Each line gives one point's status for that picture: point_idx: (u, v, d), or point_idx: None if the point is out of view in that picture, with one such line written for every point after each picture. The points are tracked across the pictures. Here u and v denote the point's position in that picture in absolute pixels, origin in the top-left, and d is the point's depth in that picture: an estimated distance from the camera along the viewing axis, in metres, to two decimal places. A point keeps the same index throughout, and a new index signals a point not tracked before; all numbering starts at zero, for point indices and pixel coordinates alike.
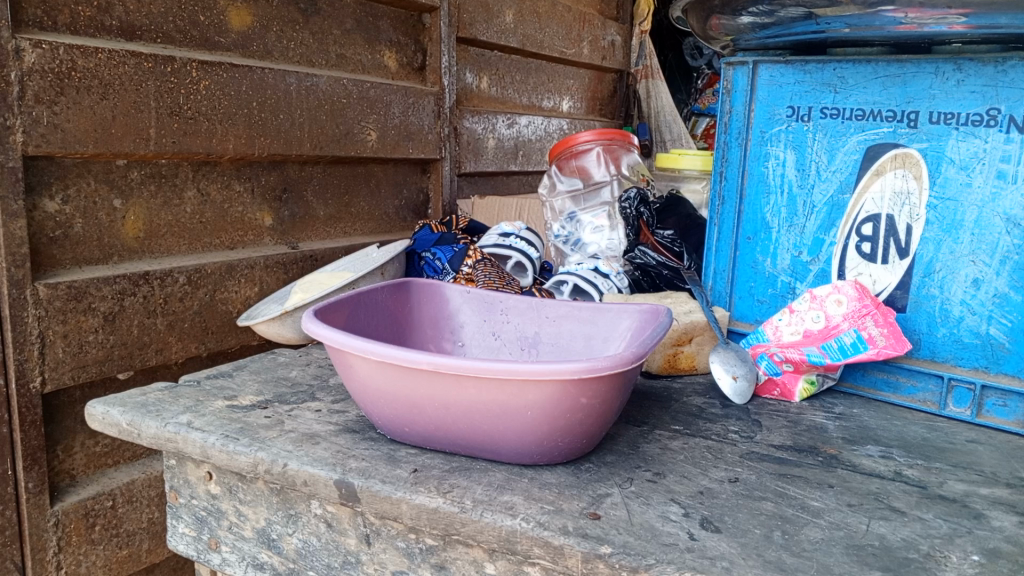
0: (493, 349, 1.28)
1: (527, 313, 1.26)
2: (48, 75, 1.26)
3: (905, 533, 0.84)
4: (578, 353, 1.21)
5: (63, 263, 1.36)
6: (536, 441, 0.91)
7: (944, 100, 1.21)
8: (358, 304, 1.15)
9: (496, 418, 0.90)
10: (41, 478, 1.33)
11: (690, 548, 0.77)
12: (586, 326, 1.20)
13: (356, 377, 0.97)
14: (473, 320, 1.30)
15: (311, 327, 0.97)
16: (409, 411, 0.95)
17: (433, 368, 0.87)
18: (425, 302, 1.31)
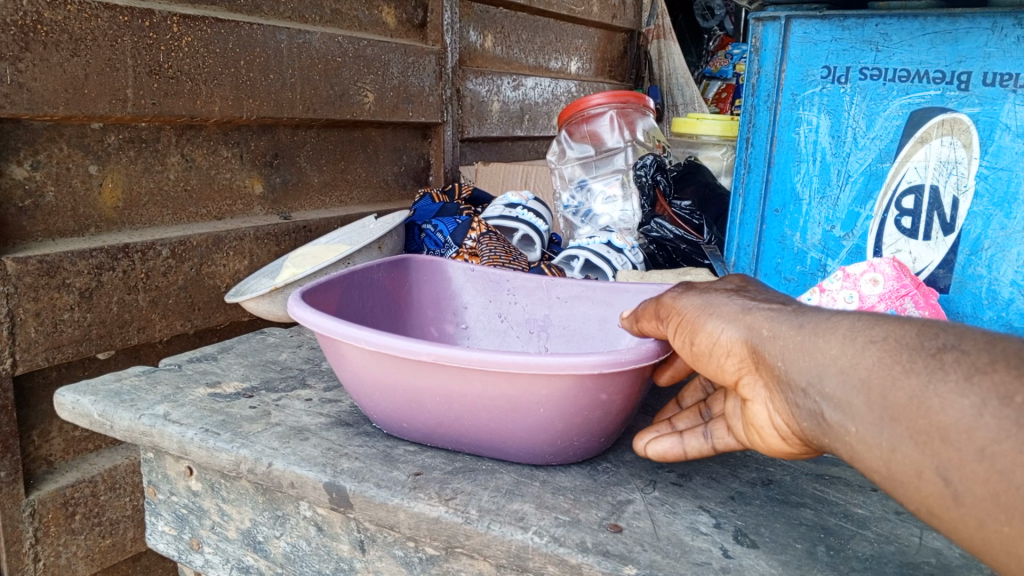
0: (499, 332, 1.19)
1: (537, 294, 1.15)
2: (11, 28, 1.14)
3: (963, 547, 0.75)
4: (593, 338, 1.11)
5: (36, 235, 1.26)
6: (550, 442, 0.82)
7: (1001, 58, 1.12)
8: (350, 282, 1.05)
9: (504, 415, 0.80)
10: (15, 466, 1.24)
11: (726, 569, 0.68)
12: (601, 308, 1.10)
13: (348, 367, 0.87)
14: (478, 300, 1.20)
15: (298, 312, 0.87)
16: (408, 407, 0.85)
17: (436, 359, 0.77)
18: (426, 280, 1.21)
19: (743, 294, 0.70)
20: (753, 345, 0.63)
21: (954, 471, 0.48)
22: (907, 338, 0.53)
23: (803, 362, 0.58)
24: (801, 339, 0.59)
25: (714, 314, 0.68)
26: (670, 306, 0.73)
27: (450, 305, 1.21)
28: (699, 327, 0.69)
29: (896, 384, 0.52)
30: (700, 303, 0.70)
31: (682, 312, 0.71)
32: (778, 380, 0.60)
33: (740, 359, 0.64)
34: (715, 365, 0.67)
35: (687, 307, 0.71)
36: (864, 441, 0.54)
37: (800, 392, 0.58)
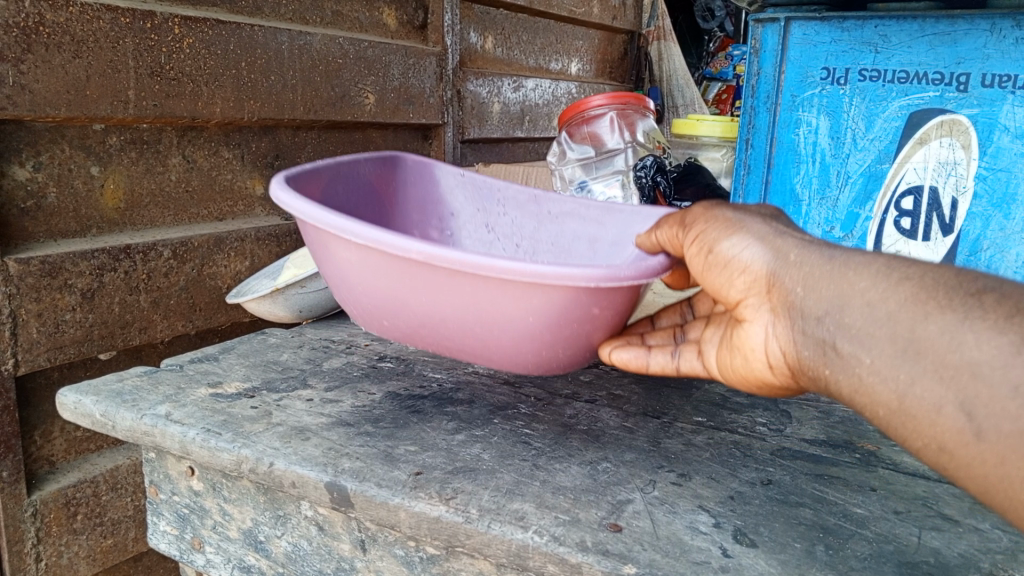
0: (486, 243, 1.20)
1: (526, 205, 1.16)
2: (13, 30, 1.15)
3: (962, 546, 0.76)
4: (579, 255, 1.10)
5: (37, 236, 1.27)
6: (537, 351, 0.81)
7: (999, 61, 1.17)
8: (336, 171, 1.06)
9: (491, 324, 0.78)
10: (17, 466, 1.25)
11: (725, 568, 0.69)
12: (591, 226, 1.09)
13: (333, 254, 0.84)
14: (467, 208, 1.21)
15: (280, 195, 0.84)
16: (389, 306, 0.83)
17: (422, 257, 0.73)
18: (419, 183, 1.23)
19: (775, 219, 0.74)
20: (774, 269, 0.67)
21: (981, 406, 0.52)
22: (942, 279, 0.57)
23: (830, 288, 0.62)
24: (833, 268, 0.63)
25: (739, 229, 0.71)
26: (693, 215, 0.76)
27: (439, 212, 1.23)
28: (717, 240, 0.72)
29: (928, 318, 0.56)
30: (724, 215, 0.73)
31: (704, 223, 0.74)
32: (790, 306, 0.65)
33: (755, 279, 0.68)
34: (725, 281, 0.71)
35: (711, 219, 0.74)
36: (881, 371, 0.58)
37: (815, 320, 0.62)
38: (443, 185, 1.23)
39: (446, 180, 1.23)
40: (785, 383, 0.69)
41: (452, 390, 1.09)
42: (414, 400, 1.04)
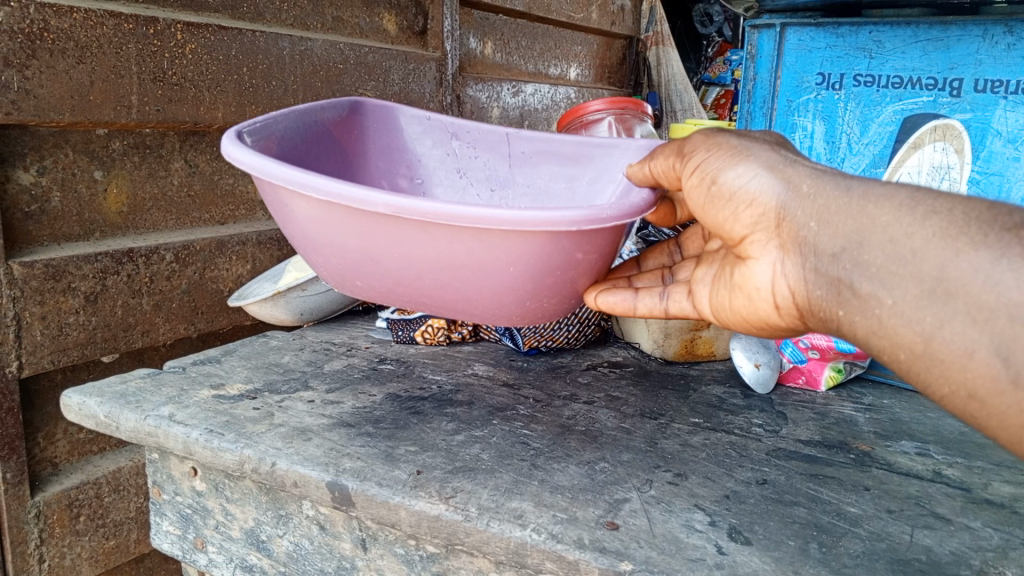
0: (459, 188, 1.21)
1: (498, 145, 1.16)
2: (18, 36, 1.16)
3: (953, 544, 0.77)
4: (558, 196, 1.12)
5: (41, 240, 1.28)
6: (519, 301, 0.82)
7: (992, 66, 1.13)
8: (298, 119, 1.03)
9: (470, 277, 0.78)
10: (21, 467, 1.26)
11: (720, 565, 0.70)
12: (570, 167, 1.11)
13: (292, 212, 0.82)
14: (436, 154, 1.21)
15: (231, 152, 0.80)
16: (359, 262, 0.82)
17: (392, 211, 0.71)
18: (380, 125, 1.21)
19: (781, 147, 0.73)
20: (784, 202, 0.67)
21: (1017, 351, 0.52)
22: (972, 214, 0.57)
23: (848, 224, 0.62)
24: (851, 201, 0.63)
25: (743, 159, 0.71)
26: (694, 145, 0.76)
27: (404, 155, 1.22)
28: (722, 173, 0.72)
29: (958, 258, 0.55)
30: (726, 145, 0.73)
31: (707, 156, 0.74)
32: (801, 243, 0.65)
33: (762, 213, 0.69)
34: (731, 216, 0.71)
35: (713, 151, 0.73)
36: (903, 313, 0.58)
37: (830, 258, 0.63)
38: (405, 128, 1.21)
39: (408, 121, 1.21)
40: (787, 319, 0.71)
41: (451, 391, 1.10)
42: (414, 401, 1.05)
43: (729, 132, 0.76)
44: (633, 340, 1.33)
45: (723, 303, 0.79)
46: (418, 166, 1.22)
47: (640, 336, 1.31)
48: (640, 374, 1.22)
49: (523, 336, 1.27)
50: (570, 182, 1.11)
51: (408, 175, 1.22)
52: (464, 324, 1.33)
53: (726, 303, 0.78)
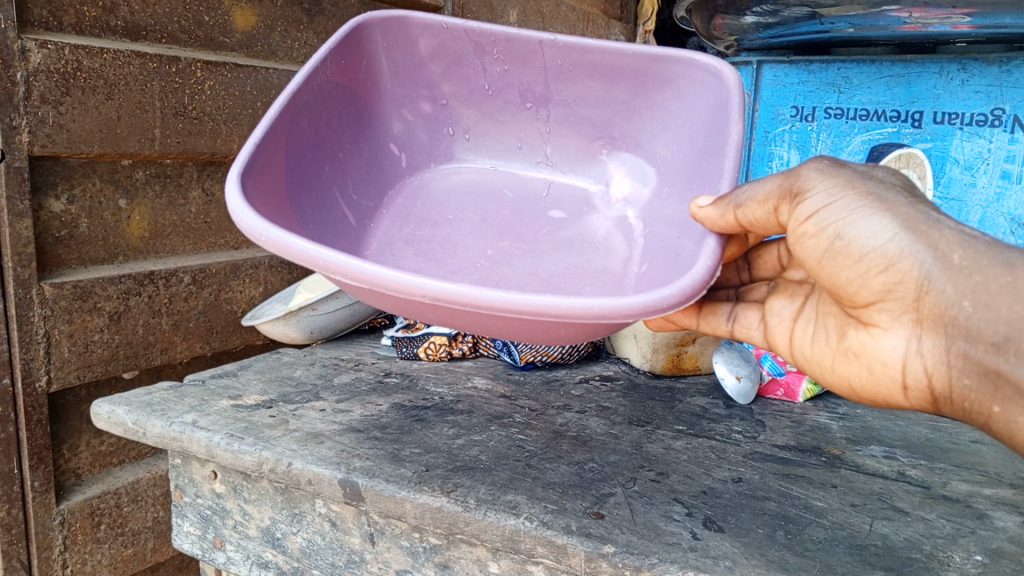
0: (490, 108, 1.27)
1: (531, 60, 1.18)
2: (54, 75, 1.26)
3: (908, 532, 0.85)
4: (603, 111, 1.20)
5: (69, 262, 1.37)
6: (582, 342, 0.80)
7: (949, 100, 1.24)
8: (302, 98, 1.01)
9: (527, 332, 0.75)
10: (48, 476, 1.34)
11: (694, 547, 0.78)
12: (613, 79, 1.15)
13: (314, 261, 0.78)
14: (455, 70, 1.23)
15: (246, 223, 0.72)
16: (399, 308, 0.79)
17: (432, 300, 0.65)
18: (388, 46, 1.20)
19: (913, 197, 0.70)
20: (928, 276, 0.65)
21: None
22: None
23: (1012, 311, 0.61)
24: (1016, 285, 0.61)
25: (878, 217, 0.67)
26: (810, 185, 0.72)
27: (422, 75, 1.23)
28: (849, 230, 0.69)
29: None
30: (848, 196, 0.69)
31: (830, 206, 0.70)
32: (948, 323, 0.65)
33: (899, 282, 0.67)
34: (860, 277, 0.69)
35: (836, 201, 0.70)
36: None
37: (992, 346, 0.63)
38: (419, 41, 1.21)
39: (421, 33, 1.20)
40: (903, 390, 0.72)
41: (452, 401, 1.18)
42: (417, 410, 1.14)
43: (846, 174, 0.72)
44: (624, 355, 1.42)
45: (826, 362, 0.80)
46: (438, 83, 1.25)
47: (630, 352, 1.40)
48: (629, 387, 1.31)
49: (521, 351, 1.35)
50: (611, 96, 1.18)
51: (428, 94, 1.25)
52: (464, 340, 1.41)
53: (831, 363, 0.80)
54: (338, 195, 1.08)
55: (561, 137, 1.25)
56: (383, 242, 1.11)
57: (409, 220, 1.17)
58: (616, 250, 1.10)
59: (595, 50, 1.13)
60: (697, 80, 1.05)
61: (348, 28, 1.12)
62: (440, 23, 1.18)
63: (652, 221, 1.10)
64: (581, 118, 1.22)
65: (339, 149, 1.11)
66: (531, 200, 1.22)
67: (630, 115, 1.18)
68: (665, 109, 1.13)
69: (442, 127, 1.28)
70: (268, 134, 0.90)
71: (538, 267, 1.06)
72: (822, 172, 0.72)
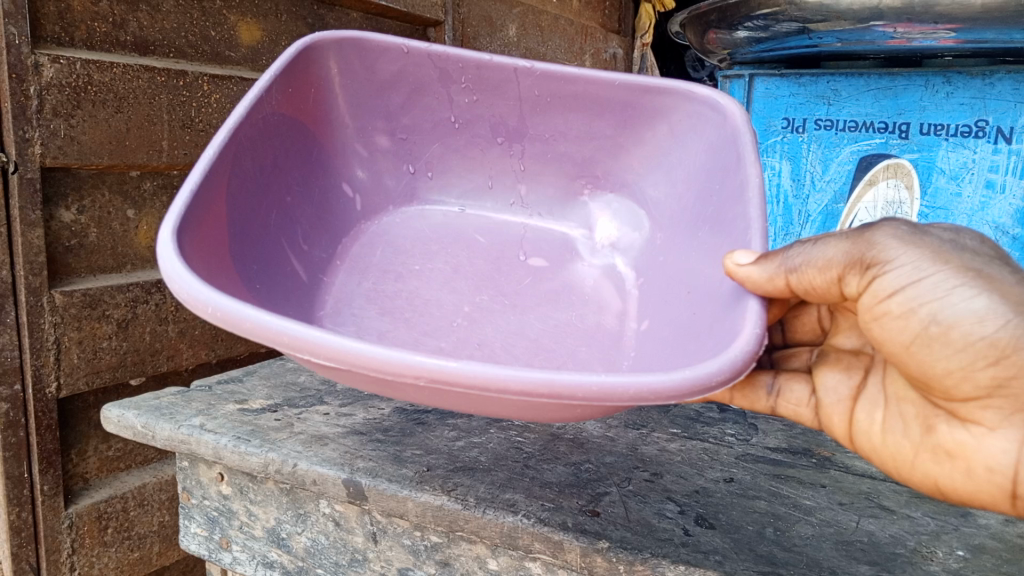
0: (455, 145, 1.29)
1: (505, 88, 1.21)
2: (66, 89, 1.30)
3: (893, 529, 0.88)
4: (578, 144, 1.25)
5: (79, 271, 1.40)
6: (587, 414, 0.74)
7: (934, 111, 1.29)
8: (253, 127, 0.98)
9: (526, 407, 0.68)
10: (57, 481, 1.37)
11: (685, 543, 0.81)
12: (595, 110, 1.20)
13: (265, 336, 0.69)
14: (410, 100, 1.25)
15: (209, 305, 0.62)
16: (360, 381, 0.71)
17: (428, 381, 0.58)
18: (343, 73, 1.19)
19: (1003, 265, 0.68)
20: None
21: None
22: None
23: None
24: None
25: (982, 301, 0.64)
26: (888, 257, 0.68)
27: (380, 104, 1.24)
28: (946, 314, 0.65)
29: None
30: (940, 273, 0.65)
31: (919, 284, 0.66)
32: None
33: (1008, 376, 0.64)
34: (961, 367, 0.66)
35: (925, 278, 0.66)
36: None
37: None
38: (380, 68, 1.21)
39: (381, 59, 1.20)
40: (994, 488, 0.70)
41: None
42: (418, 413, 1.17)
43: (927, 244, 0.68)
44: None
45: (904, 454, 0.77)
46: (397, 115, 1.26)
47: None
48: None
49: None
50: (592, 129, 1.23)
51: (386, 125, 1.26)
52: None
53: (911, 457, 0.76)
54: (286, 246, 1.03)
55: (533, 167, 1.29)
56: (341, 297, 1.07)
57: (366, 272, 1.14)
58: (607, 304, 1.12)
59: (581, 82, 1.18)
60: (691, 113, 1.11)
61: (297, 57, 1.10)
62: (402, 48, 1.19)
63: (646, 269, 1.15)
64: (560, 154, 1.27)
65: (288, 193, 1.08)
66: (506, 246, 1.24)
67: (615, 150, 1.23)
68: (654, 144, 1.19)
69: (401, 161, 1.30)
70: (213, 176, 0.85)
71: (525, 325, 1.05)
72: (900, 241, 0.68)
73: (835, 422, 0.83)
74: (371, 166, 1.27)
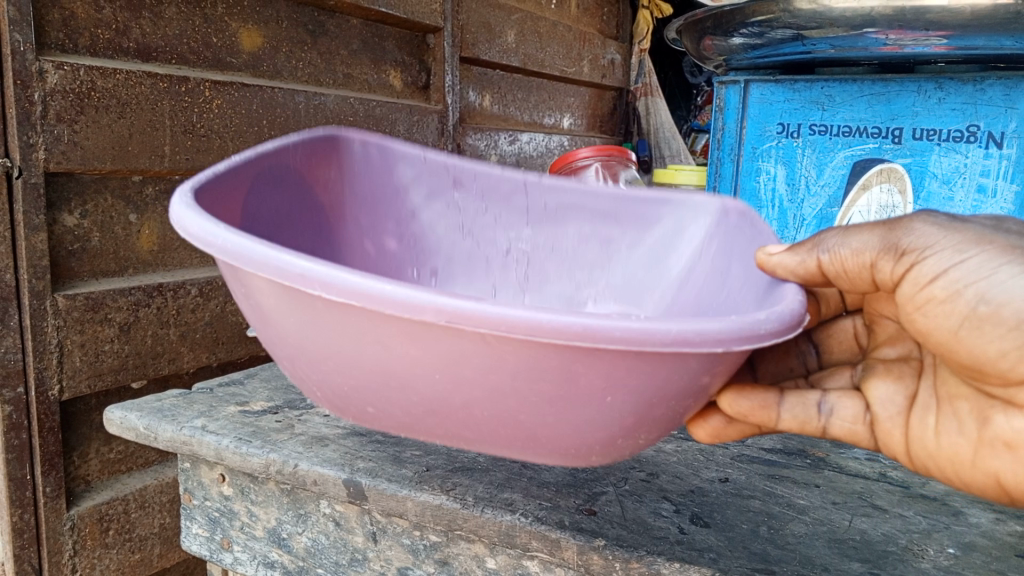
0: (466, 249, 1.15)
1: (510, 203, 1.10)
2: (69, 95, 1.31)
3: (885, 527, 0.89)
4: (592, 258, 1.08)
5: (82, 275, 1.41)
6: (603, 440, 0.66)
7: (926, 117, 1.31)
8: (257, 167, 0.92)
9: (547, 406, 0.62)
10: (59, 483, 1.38)
11: (680, 541, 0.82)
12: (598, 219, 1.06)
13: (274, 304, 0.65)
14: (431, 203, 1.13)
15: (228, 243, 0.61)
16: (368, 381, 0.65)
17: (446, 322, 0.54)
18: (359, 167, 1.11)
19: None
20: None
21: None
22: None
23: None
24: None
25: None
26: (926, 243, 0.67)
27: (394, 204, 1.13)
28: (991, 292, 0.63)
29: None
30: (981, 254, 0.65)
31: (962, 265, 0.65)
32: None
33: None
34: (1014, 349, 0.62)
35: (968, 259, 0.65)
36: None
37: None
38: (398, 170, 1.12)
39: (400, 170, 1.12)
40: None
41: None
42: None
43: (969, 232, 0.67)
44: None
45: (962, 454, 0.71)
46: (407, 219, 1.14)
47: None
48: None
49: None
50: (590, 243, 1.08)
51: (395, 228, 1.14)
52: None
53: (970, 455, 0.70)
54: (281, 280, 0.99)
55: (542, 277, 1.12)
56: None
57: None
58: None
59: (596, 192, 1.05)
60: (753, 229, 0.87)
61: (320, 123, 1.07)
62: (420, 156, 1.10)
63: None
64: (573, 255, 1.09)
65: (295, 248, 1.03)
66: None
67: (631, 279, 1.06)
68: (688, 269, 0.98)
69: (405, 267, 1.14)
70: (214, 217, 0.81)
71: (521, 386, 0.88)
72: (936, 228, 0.68)
73: (888, 437, 0.76)
74: (378, 258, 1.13)
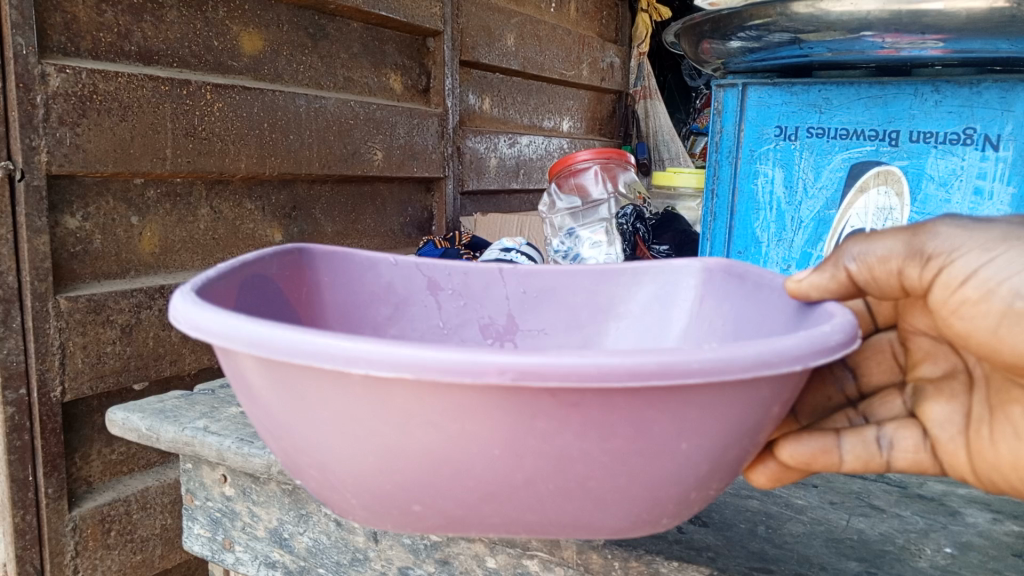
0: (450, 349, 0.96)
1: (488, 292, 0.94)
2: (72, 98, 1.32)
3: (883, 527, 0.90)
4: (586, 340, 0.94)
5: (84, 277, 1.42)
6: (675, 498, 0.58)
7: (923, 120, 1.32)
8: (244, 283, 0.74)
9: (621, 464, 0.53)
10: (61, 484, 1.39)
11: (679, 540, 0.83)
12: (581, 301, 0.95)
13: (297, 398, 0.54)
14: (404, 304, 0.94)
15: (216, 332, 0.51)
16: (415, 474, 0.55)
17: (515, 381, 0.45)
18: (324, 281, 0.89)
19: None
20: None
21: None
22: None
23: None
24: None
25: None
26: (949, 242, 0.62)
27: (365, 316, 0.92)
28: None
29: None
30: (1008, 249, 0.60)
31: (991, 263, 0.60)
32: None
33: None
34: None
35: (997, 257, 0.60)
36: None
37: None
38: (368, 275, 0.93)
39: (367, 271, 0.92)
40: None
41: None
42: None
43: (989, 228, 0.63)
44: None
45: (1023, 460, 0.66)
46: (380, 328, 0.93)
47: None
48: None
49: None
50: (580, 319, 0.95)
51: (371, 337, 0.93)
52: None
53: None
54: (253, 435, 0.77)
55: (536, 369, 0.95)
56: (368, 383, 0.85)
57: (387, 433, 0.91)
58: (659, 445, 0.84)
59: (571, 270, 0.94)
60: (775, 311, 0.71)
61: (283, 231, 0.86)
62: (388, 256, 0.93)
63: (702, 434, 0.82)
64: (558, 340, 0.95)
65: None
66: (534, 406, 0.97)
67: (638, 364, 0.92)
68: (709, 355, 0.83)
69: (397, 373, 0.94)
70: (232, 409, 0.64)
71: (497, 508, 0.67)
72: (961, 229, 0.63)
73: (953, 459, 0.70)
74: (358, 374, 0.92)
